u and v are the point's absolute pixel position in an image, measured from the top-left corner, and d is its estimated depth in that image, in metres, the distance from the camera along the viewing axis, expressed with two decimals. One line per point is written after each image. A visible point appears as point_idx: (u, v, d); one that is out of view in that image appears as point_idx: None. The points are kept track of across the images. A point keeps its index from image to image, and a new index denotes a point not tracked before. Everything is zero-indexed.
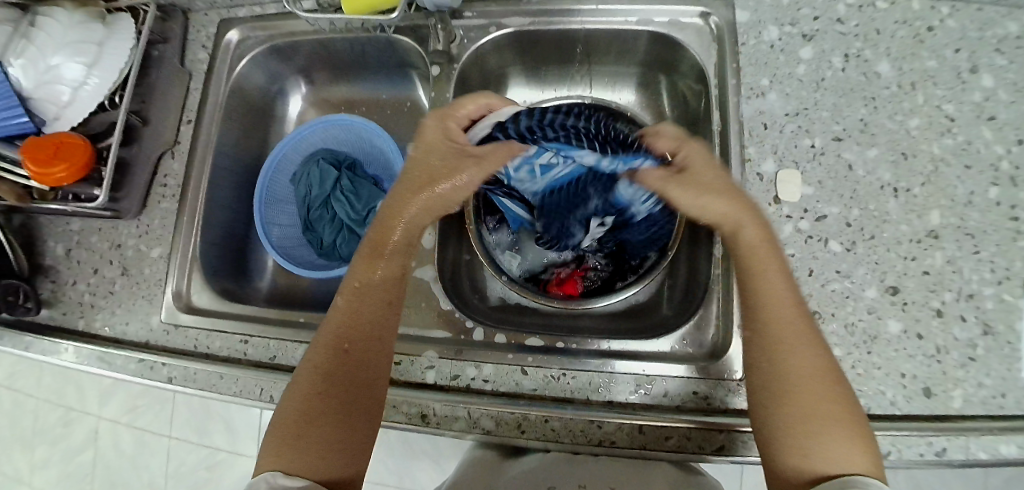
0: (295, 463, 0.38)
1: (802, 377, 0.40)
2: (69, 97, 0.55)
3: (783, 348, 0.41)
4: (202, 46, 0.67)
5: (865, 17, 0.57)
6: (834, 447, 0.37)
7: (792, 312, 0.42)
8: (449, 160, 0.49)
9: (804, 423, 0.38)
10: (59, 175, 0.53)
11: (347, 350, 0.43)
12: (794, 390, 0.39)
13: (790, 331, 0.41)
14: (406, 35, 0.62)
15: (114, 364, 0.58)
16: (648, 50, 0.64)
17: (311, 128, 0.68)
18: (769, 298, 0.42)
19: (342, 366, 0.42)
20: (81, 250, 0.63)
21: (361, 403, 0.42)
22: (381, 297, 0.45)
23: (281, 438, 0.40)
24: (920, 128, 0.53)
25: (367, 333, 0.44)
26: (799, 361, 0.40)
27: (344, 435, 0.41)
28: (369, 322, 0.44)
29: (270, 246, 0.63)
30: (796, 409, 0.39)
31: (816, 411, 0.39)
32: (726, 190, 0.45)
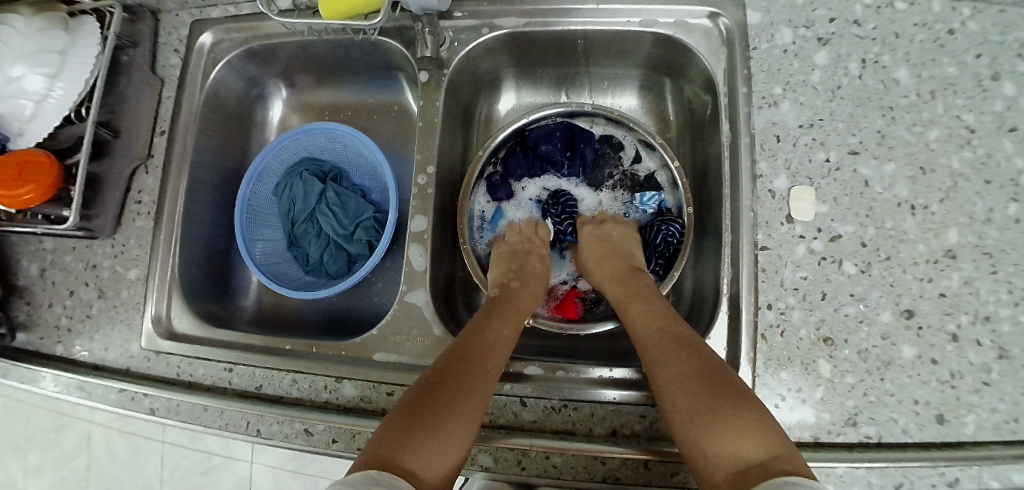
0: (401, 457, 0.37)
1: (680, 381, 0.42)
2: (32, 111, 0.52)
3: (655, 360, 0.44)
4: (174, 50, 0.62)
5: (884, 19, 0.53)
6: (731, 441, 0.38)
7: (661, 326, 0.46)
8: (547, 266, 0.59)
9: (695, 422, 0.40)
10: (26, 197, 0.50)
11: (471, 364, 0.44)
12: (673, 397, 0.42)
13: (661, 341, 0.45)
14: (393, 38, 0.58)
15: (94, 393, 0.55)
16: (650, 53, 0.60)
17: (293, 137, 0.63)
18: (640, 323, 0.48)
19: (472, 377, 0.43)
20: (55, 270, 0.60)
21: (475, 422, 0.41)
22: (504, 340, 0.48)
23: (393, 433, 0.39)
24: (939, 140, 0.50)
25: (494, 360, 0.46)
26: (671, 367, 0.43)
27: (449, 443, 0.39)
28: (494, 351, 0.46)
29: (254, 264, 0.59)
30: (678, 411, 0.41)
31: (705, 408, 0.40)
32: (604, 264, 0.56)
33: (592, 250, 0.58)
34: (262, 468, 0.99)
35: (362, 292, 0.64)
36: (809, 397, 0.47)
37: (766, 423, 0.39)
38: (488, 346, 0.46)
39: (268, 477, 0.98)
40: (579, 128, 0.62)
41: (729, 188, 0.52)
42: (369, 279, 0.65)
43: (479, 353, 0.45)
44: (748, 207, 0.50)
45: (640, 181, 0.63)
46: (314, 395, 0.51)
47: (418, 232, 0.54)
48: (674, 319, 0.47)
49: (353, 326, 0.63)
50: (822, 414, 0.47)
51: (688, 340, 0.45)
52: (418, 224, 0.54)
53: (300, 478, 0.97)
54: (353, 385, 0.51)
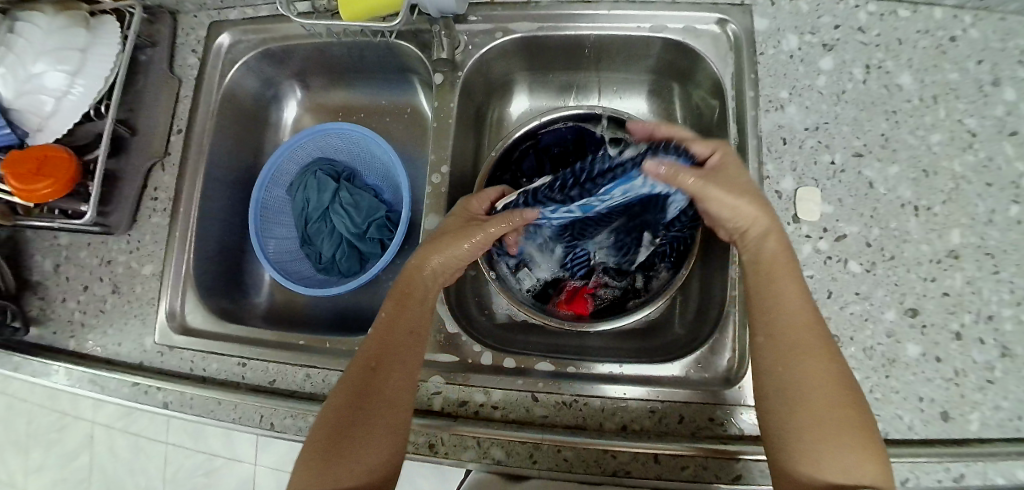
0: (314, 480, 0.39)
1: (817, 393, 0.39)
2: (53, 107, 0.52)
3: (791, 363, 0.41)
4: (192, 50, 0.63)
5: (887, 26, 0.55)
6: (841, 462, 0.37)
7: (809, 324, 0.42)
8: (465, 224, 0.50)
9: (818, 437, 0.38)
10: (44, 191, 0.51)
11: (374, 369, 0.43)
12: (808, 407, 0.39)
13: (804, 343, 0.41)
14: (408, 41, 0.59)
15: (107, 387, 0.55)
16: (659, 57, 0.61)
17: (307, 137, 0.65)
18: (789, 312, 0.42)
19: (370, 384, 0.42)
20: (69, 265, 0.61)
21: (385, 426, 0.42)
22: (417, 330, 0.46)
23: (309, 454, 0.40)
24: (941, 144, 0.51)
25: (396, 356, 0.44)
26: (813, 378, 0.40)
27: (368, 457, 0.41)
28: (405, 346, 0.45)
29: (267, 261, 0.59)
30: (799, 413, 0.39)
31: (831, 426, 0.38)
32: (754, 195, 0.45)
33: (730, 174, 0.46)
34: (265, 468, 0.98)
35: (372, 290, 0.65)
36: None
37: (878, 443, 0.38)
38: (386, 342, 0.45)
39: (271, 478, 0.98)
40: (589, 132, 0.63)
41: None
42: (379, 278, 0.65)
43: (387, 354, 0.44)
44: None
45: None
46: (326, 391, 0.52)
47: (431, 229, 0.55)
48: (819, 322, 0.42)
49: (363, 324, 0.64)
50: None
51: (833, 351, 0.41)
52: (430, 222, 0.55)
53: None
54: None
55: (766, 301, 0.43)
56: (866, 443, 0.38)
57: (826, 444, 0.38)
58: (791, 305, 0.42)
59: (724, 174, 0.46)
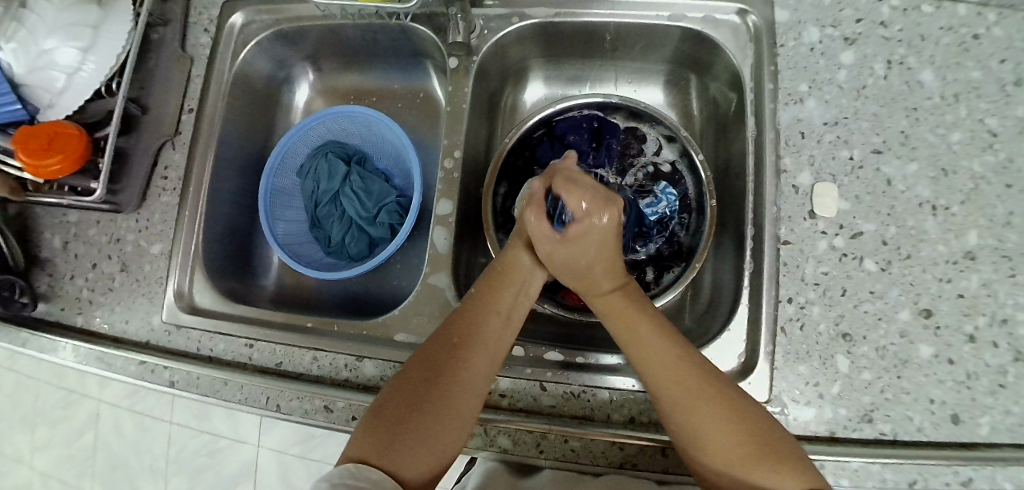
0: (381, 455, 0.37)
1: (714, 431, 0.38)
2: (65, 84, 0.52)
3: (677, 409, 0.39)
4: (203, 30, 0.63)
5: (910, 22, 0.54)
6: (766, 481, 0.36)
7: (679, 372, 0.40)
8: (569, 244, 0.42)
9: (735, 469, 0.38)
10: (53, 167, 0.50)
11: (459, 349, 0.43)
12: (708, 445, 0.38)
13: (682, 389, 0.40)
14: (423, 24, 0.58)
15: (114, 365, 0.55)
16: (677, 47, 0.61)
17: (318, 119, 0.64)
18: (643, 360, 0.42)
19: (450, 363, 0.42)
20: (78, 243, 0.61)
21: (457, 411, 0.40)
22: (502, 319, 0.46)
23: (374, 426, 0.39)
24: (961, 143, 0.51)
25: (481, 340, 0.44)
26: (701, 418, 0.39)
27: (437, 435, 0.39)
28: (489, 330, 0.44)
29: (276, 244, 0.59)
30: (719, 459, 0.38)
31: (738, 458, 0.37)
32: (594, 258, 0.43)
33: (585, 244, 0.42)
34: (268, 451, 0.99)
35: (381, 274, 0.65)
36: (825, 392, 0.47)
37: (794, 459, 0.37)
38: (471, 323, 0.44)
39: (273, 460, 0.98)
40: (605, 120, 0.63)
41: (753, 182, 0.53)
42: (387, 263, 0.65)
43: (474, 336, 0.43)
44: (772, 201, 0.51)
45: (663, 172, 0.63)
46: (333, 374, 0.52)
47: (442, 215, 0.54)
48: (692, 354, 0.42)
49: (371, 307, 0.64)
50: (838, 409, 0.47)
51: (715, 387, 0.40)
52: (441, 207, 0.55)
53: (305, 464, 0.97)
54: (372, 364, 0.51)
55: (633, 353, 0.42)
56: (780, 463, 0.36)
57: (751, 479, 0.37)
58: (654, 352, 0.41)
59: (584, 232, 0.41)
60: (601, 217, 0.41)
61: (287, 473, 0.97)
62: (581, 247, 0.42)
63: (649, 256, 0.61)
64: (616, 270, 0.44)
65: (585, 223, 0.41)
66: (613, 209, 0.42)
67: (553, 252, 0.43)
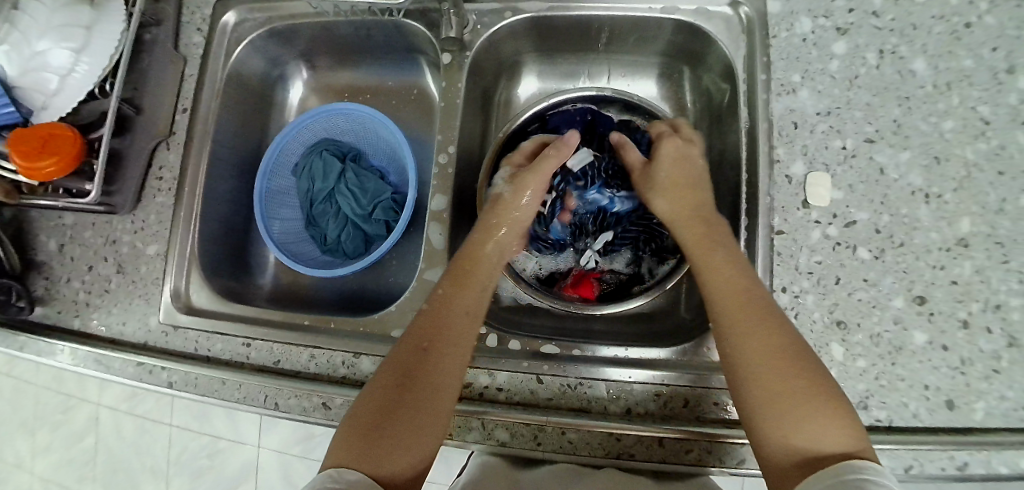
0: (361, 460, 0.37)
1: (769, 360, 0.39)
2: (58, 85, 0.52)
3: (739, 326, 0.41)
4: (197, 29, 0.62)
5: (902, 11, 0.54)
6: (807, 425, 0.37)
7: (745, 289, 0.43)
8: (664, 166, 0.55)
9: (776, 405, 0.38)
10: (48, 169, 0.50)
11: (427, 350, 0.43)
12: (760, 368, 0.39)
13: (746, 307, 0.42)
14: (416, 20, 0.58)
15: (113, 366, 0.55)
16: (670, 40, 0.61)
17: (312, 117, 0.64)
18: (720, 278, 0.44)
19: (419, 365, 0.42)
20: (74, 245, 0.60)
21: (432, 408, 0.41)
22: (467, 319, 0.46)
23: (351, 433, 0.39)
24: (954, 131, 0.51)
25: (446, 339, 0.44)
26: (758, 343, 0.40)
27: (412, 437, 0.39)
28: (454, 331, 0.45)
29: (273, 242, 0.60)
30: (763, 395, 0.38)
31: (785, 395, 0.38)
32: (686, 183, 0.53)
33: (671, 170, 0.54)
34: (268, 451, 0.99)
35: (377, 272, 0.65)
36: None
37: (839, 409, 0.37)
38: (436, 324, 0.45)
39: (274, 460, 0.98)
40: (599, 113, 0.63)
41: (747, 173, 0.53)
42: (384, 260, 0.66)
43: (438, 335, 0.44)
44: (765, 192, 0.51)
45: None
46: (331, 371, 0.52)
47: (437, 211, 0.54)
48: (757, 287, 0.43)
49: (369, 305, 0.64)
50: None
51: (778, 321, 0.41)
52: (437, 203, 0.55)
53: (306, 463, 0.97)
54: (370, 360, 0.51)
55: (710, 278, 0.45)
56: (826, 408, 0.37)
57: (791, 420, 0.37)
58: (722, 277, 0.44)
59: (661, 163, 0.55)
60: (687, 151, 0.55)
61: (288, 472, 0.97)
62: (673, 169, 0.54)
63: (646, 249, 0.61)
64: (695, 204, 0.52)
65: (667, 150, 0.55)
66: (693, 147, 0.55)
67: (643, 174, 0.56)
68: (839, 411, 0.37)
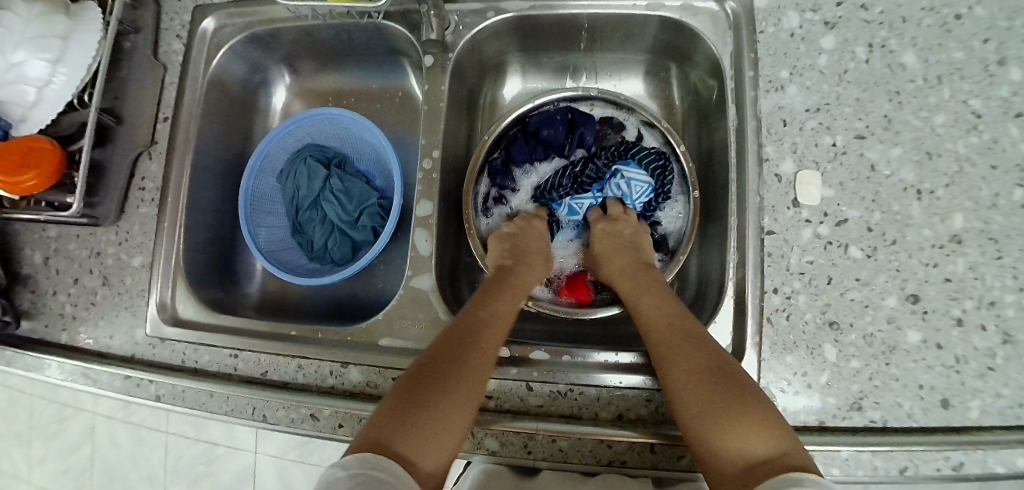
0: (394, 438, 0.36)
1: (702, 379, 0.41)
2: (36, 97, 0.51)
3: (666, 351, 0.44)
4: (176, 36, 0.62)
5: (891, 4, 0.53)
6: (734, 434, 0.37)
7: (675, 319, 0.46)
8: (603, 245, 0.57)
9: (707, 422, 0.39)
10: (29, 183, 0.50)
11: (468, 342, 0.44)
12: (683, 388, 0.41)
13: (679, 332, 0.44)
14: (397, 22, 0.58)
15: (100, 380, 0.55)
16: (656, 37, 0.60)
17: (296, 123, 0.64)
18: (649, 311, 0.48)
19: (461, 354, 0.42)
20: (59, 258, 0.60)
21: (467, 398, 0.40)
22: (501, 320, 0.47)
23: (387, 414, 0.38)
24: (945, 125, 0.50)
25: (484, 335, 0.45)
26: (689, 363, 0.42)
27: (444, 423, 0.38)
28: (494, 328, 0.46)
29: (258, 251, 0.59)
30: (697, 409, 0.40)
31: (721, 407, 0.39)
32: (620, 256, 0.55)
33: (605, 246, 0.57)
34: (266, 458, 0.98)
35: (366, 278, 0.65)
36: (814, 381, 0.47)
37: (773, 421, 0.38)
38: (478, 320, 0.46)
39: (271, 467, 0.98)
40: (579, 112, 0.62)
41: (735, 172, 0.52)
42: (373, 266, 0.65)
43: (476, 331, 0.45)
44: (754, 191, 0.50)
45: None
46: (319, 381, 0.51)
47: (423, 217, 0.54)
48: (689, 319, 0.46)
49: (358, 313, 0.63)
50: (827, 398, 0.47)
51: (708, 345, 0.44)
52: (422, 209, 0.54)
53: (303, 468, 0.96)
54: (358, 370, 0.51)
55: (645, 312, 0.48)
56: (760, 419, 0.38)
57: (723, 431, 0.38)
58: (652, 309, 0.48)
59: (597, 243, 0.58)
60: (622, 230, 0.58)
61: (285, 478, 0.97)
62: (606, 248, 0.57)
63: None
64: (629, 267, 0.54)
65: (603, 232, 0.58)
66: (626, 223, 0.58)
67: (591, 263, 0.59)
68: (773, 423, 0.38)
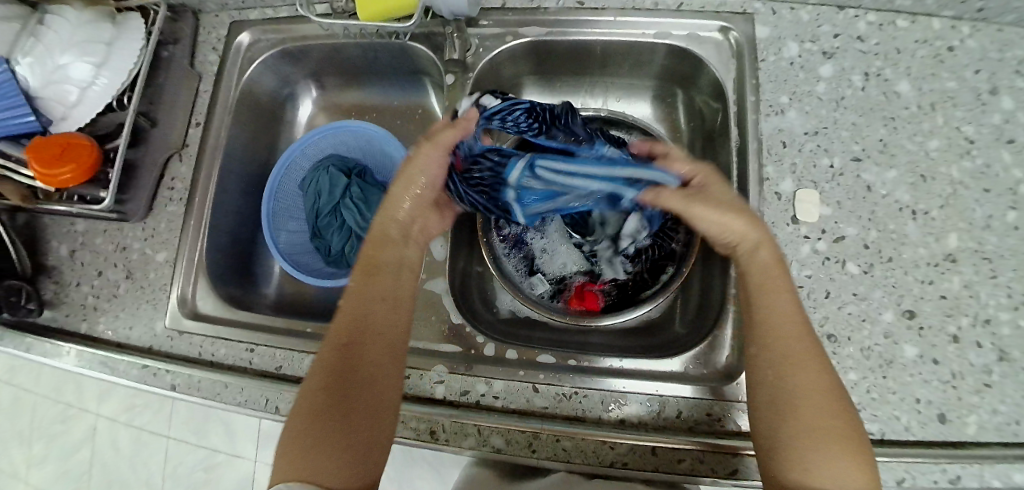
0: (305, 467, 0.37)
1: (812, 395, 0.39)
2: (77, 97, 0.54)
3: (792, 358, 0.40)
4: (212, 48, 0.66)
5: (886, 36, 0.56)
6: (831, 461, 0.37)
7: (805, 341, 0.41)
8: (715, 190, 0.47)
9: (808, 440, 0.38)
10: (65, 176, 0.53)
11: (358, 345, 0.43)
12: (801, 400, 0.39)
13: (798, 343, 0.41)
14: (421, 43, 0.61)
15: (117, 369, 0.57)
16: (664, 63, 0.63)
17: (320, 134, 0.67)
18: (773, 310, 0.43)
19: (351, 362, 0.42)
20: (85, 251, 0.62)
21: (373, 402, 0.41)
22: (393, 305, 0.46)
23: (292, 445, 0.39)
24: (939, 150, 0.52)
25: (373, 328, 0.44)
26: (813, 378, 0.40)
27: (355, 430, 0.40)
28: (380, 318, 0.45)
29: (278, 253, 0.61)
30: (807, 424, 0.38)
31: (821, 427, 0.38)
32: (739, 208, 0.45)
33: (717, 189, 0.47)
34: (266, 465, 0.99)
35: None
36: None
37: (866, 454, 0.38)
38: (360, 316, 0.44)
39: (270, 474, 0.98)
40: None
41: (737, 188, 0.55)
42: None
43: (361, 327, 0.44)
44: (756, 207, 0.52)
45: None
46: None
47: None
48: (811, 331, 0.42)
49: None
50: None
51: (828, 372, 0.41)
52: None
53: None
54: None
55: (766, 308, 0.43)
56: (852, 446, 0.38)
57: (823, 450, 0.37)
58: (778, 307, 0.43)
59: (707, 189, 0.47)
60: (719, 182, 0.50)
61: None
62: (726, 196, 0.47)
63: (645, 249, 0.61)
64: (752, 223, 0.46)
65: (705, 179, 0.48)
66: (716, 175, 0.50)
67: (694, 205, 0.46)
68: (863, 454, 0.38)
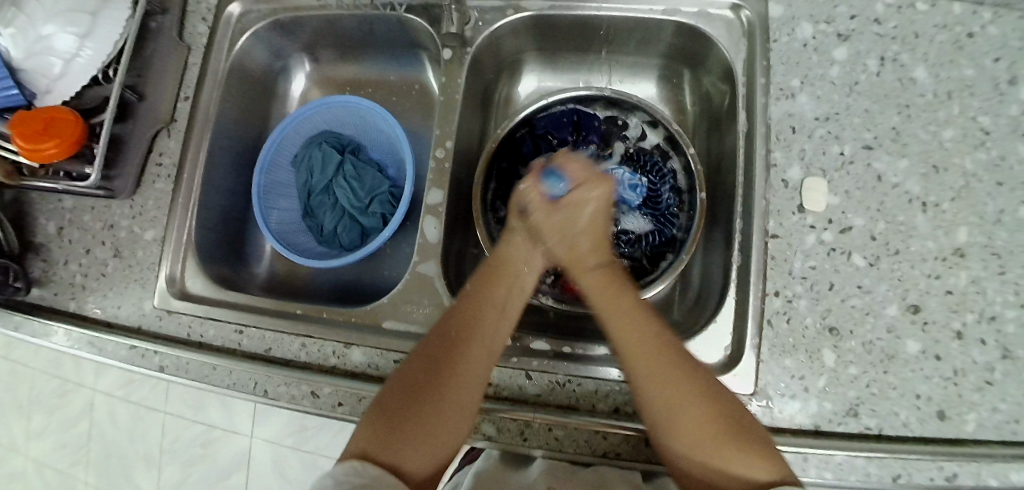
0: (381, 447, 0.38)
1: (685, 398, 0.39)
2: (61, 69, 0.52)
3: (652, 387, 0.40)
4: (201, 18, 0.63)
5: (904, 19, 0.54)
6: (731, 461, 0.38)
7: (654, 347, 0.41)
8: (551, 213, 0.46)
9: (700, 448, 0.39)
10: (51, 151, 0.51)
11: (466, 342, 0.43)
12: (680, 418, 0.39)
13: (657, 355, 0.41)
14: (418, 15, 0.59)
15: (105, 350, 0.56)
16: (671, 41, 0.61)
17: (313, 109, 0.65)
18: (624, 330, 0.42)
19: (448, 359, 0.42)
20: (72, 228, 0.61)
21: (459, 405, 0.41)
22: (505, 316, 0.45)
23: (375, 421, 0.40)
24: (953, 140, 0.50)
25: (480, 332, 0.43)
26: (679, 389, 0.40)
27: (439, 430, 0.40)
28: (490, 324, 0.44)
29: (269, 231, 0.60)
30: (688, 438, 0.39)
31: (700, 429, 0.39)
32: (581, 230, 0.46)
33: (577, 212, 0.46)
34: (261, 441, 0.99)
35: (372, 264, 0.66)
36: (811, 386, 0.47)
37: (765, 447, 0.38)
38: (469, 315, 0.44)
39: (266, 451, 0.98)
40: (584, 113, 0.63)
41: (743, 175, 0.53)
42: (379, 253, 0.66)
43: (473, 324, 0.44)
44: (762, 194, 0.51)
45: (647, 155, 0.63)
46: (322, 361, 0.52)
47: (433, 205, 0.55)
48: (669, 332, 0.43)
49: (363, 297, 0.64)
50: (824, 404, 0.47)
51: (698, 370, 0.41)
52: (433, 197, 0.55)
53: (298, 454, 0.97)
54: (361, 351, 0.51)
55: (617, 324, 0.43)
56: (745, 445, 0.38)
57: (716, 456, 0.38)
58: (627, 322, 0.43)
59: (563, 211, 0.45)
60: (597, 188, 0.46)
61: (279, 463, 0.97)
62: (566, 214, 0.45)
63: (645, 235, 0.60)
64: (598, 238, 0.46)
65: (575, 197, 0.45)
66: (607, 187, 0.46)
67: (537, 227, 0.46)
68: (763, 450, 0.38)
